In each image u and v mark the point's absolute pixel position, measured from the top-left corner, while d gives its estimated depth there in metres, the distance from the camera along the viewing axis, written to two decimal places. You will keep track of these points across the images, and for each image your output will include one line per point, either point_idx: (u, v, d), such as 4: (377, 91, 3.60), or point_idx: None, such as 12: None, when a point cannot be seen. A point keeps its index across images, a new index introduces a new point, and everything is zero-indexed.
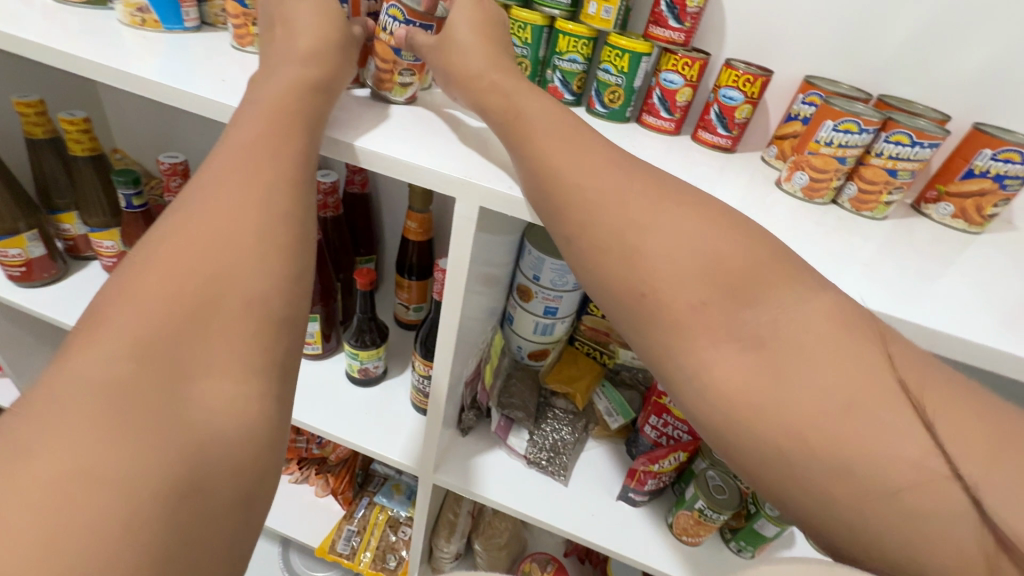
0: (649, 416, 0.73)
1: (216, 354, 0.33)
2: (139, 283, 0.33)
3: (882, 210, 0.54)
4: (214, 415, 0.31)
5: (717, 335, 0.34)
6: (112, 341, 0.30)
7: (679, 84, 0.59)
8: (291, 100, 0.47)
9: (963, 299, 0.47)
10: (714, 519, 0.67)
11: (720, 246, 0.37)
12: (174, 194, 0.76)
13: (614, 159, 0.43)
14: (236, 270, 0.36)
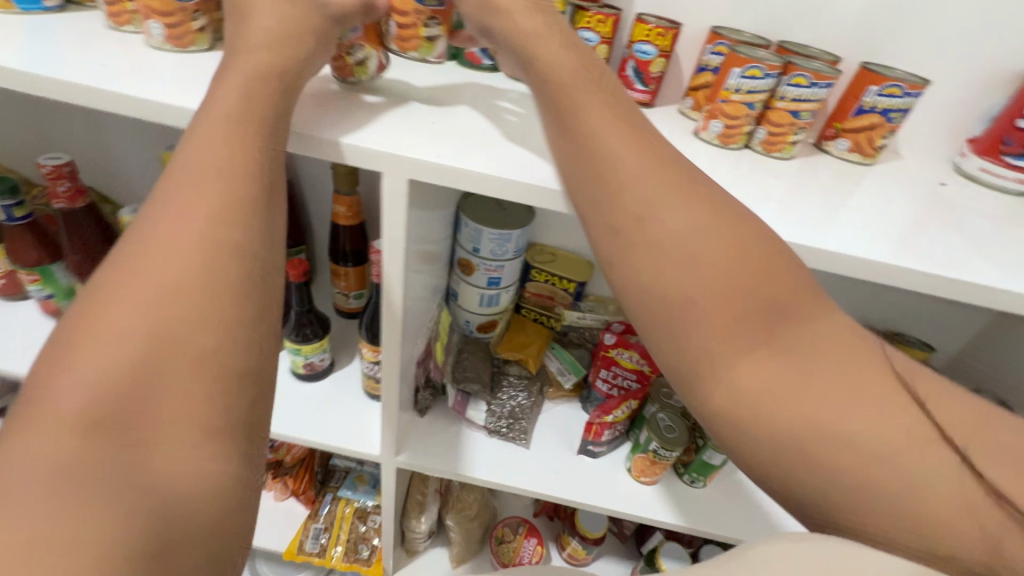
0: (599, 370, 0.76)
1: (170, 404, 0.31)
2: (85, 332, 0.32)
3: (789, 149, 0.58)
4: (170, 478, 0.30)
5: (729, 312, 0.38)
6: (51, 410, 0.29)
7: (595, 42, 0.59)
8: (239, 79, 0.42)
9: (864, 225, 0.52)
10: (667, 457, 0.70)
11: (693, 214, 0.40)
12: (62, 200, 0.68)
13: (611, 124, 0.44)
14: (190, 305, 0.33)
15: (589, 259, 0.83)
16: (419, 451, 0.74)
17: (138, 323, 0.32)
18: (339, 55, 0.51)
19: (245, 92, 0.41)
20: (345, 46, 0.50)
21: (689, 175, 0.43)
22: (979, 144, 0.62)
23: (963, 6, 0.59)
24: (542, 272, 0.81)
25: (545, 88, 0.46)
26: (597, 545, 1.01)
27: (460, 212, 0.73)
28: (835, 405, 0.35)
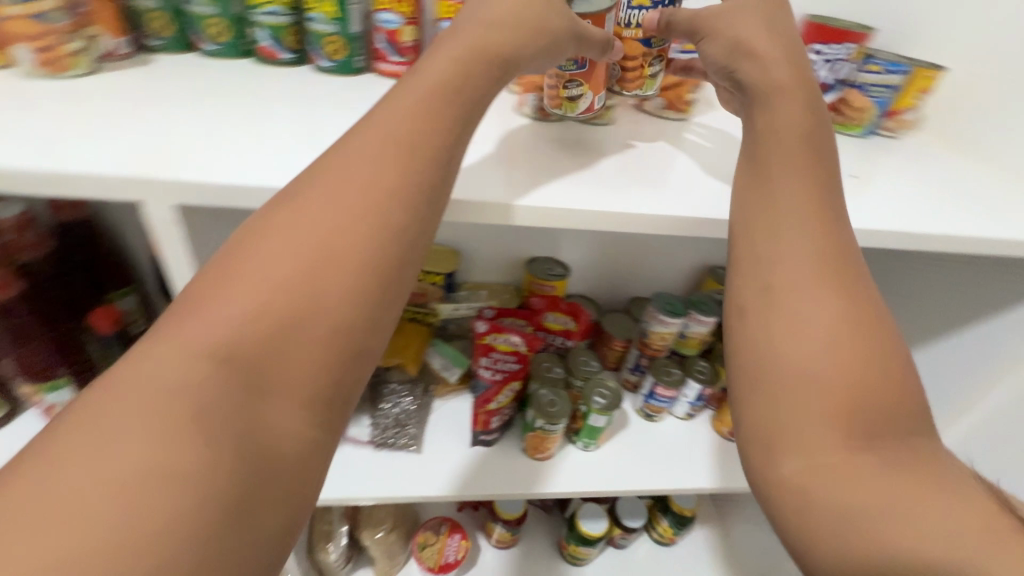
0: (479, 358, 0.74)
1: (295, 366, 0.35)
2: (231, 279, 0.35)
3: (610, 113, 0.61)
4: (279, 427, 0.34)
5: (848, 337, 0.41)
6: (199, 333, 0.33)
7: (397, 24, 0.56)
8: (383, 130, 0.41)
9: (667, 183, 0.55)
10: (554, 430, 0.71)
11: (834, 274, 0.44)
12: None
13: (794, 166, 0.49)
14: (326, 300, 0.36)
15: (454, 248, 0.81)
16: (476, 481, 0.72)
17: (267, 283, 0.35)
18: (555, 91, 0.57)
19: (416, 123, 0.42)
20: (563, 81, 0.56)
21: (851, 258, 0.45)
22: None
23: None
24: None
25: (752, 119, 0.52)
26: (519, 524, 1.03)
27: None
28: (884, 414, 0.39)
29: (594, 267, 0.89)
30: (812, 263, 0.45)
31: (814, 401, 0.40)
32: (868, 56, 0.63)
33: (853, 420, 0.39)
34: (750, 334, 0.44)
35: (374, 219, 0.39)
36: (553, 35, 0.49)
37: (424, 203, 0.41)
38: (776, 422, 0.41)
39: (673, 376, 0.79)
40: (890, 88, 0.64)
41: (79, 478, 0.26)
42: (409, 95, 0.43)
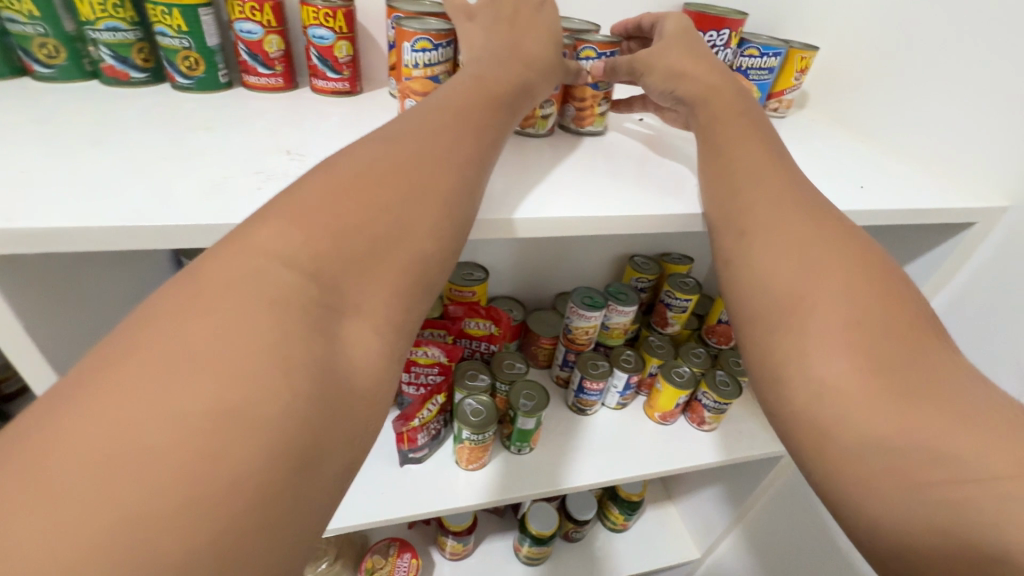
0: (399, 374, 0.71)
1: (375, 287, 0.31)
2: (302, 192, 0.32)
3: (543, 124, 0.58)
4: (357, 355, 0.29)
5: (829, 263, 0.39)
6: (276, 240, 0.29)
7: (259, 34, 0.52)
8: (404, 116, 0.40)
9: (564, 174, 0.53)
10: (483, 439, 0.70)
11: (800, 216, 0.43)
12: None
13: (743, 131, 0.50)
14: (389, 227, 0.33)
15: None
16: (410, 501, 0.69)
17: (297, 215, 0.30)
18: (528, 111, 0.58)
19: (423, 111, 0.41)
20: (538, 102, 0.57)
21: (821, 204, 0.44)
22: None
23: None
24: None
25: (693, 98, 0.53)
26: (471, 534, 1.01)
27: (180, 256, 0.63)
28: (888, 333, 0.35)
29: (514, 268, 0.88)
30: (783, 203, 0.44)
31: (814, 316, 0.37)
32: (743, 41, 0.65)
33: (853, 339, 0.35)
34: (741, 273, 0.43)
35: (414, 173, 0.35)
36: (545, 68, 0.50)
37: (472, 165, 0.39)
38: (782, 346, 0.38)
39: (600, 368, 0.79)
40: (769, 71, 0.66)
41: (144, 391, 0.22)
42: (442, 96, 0.43)
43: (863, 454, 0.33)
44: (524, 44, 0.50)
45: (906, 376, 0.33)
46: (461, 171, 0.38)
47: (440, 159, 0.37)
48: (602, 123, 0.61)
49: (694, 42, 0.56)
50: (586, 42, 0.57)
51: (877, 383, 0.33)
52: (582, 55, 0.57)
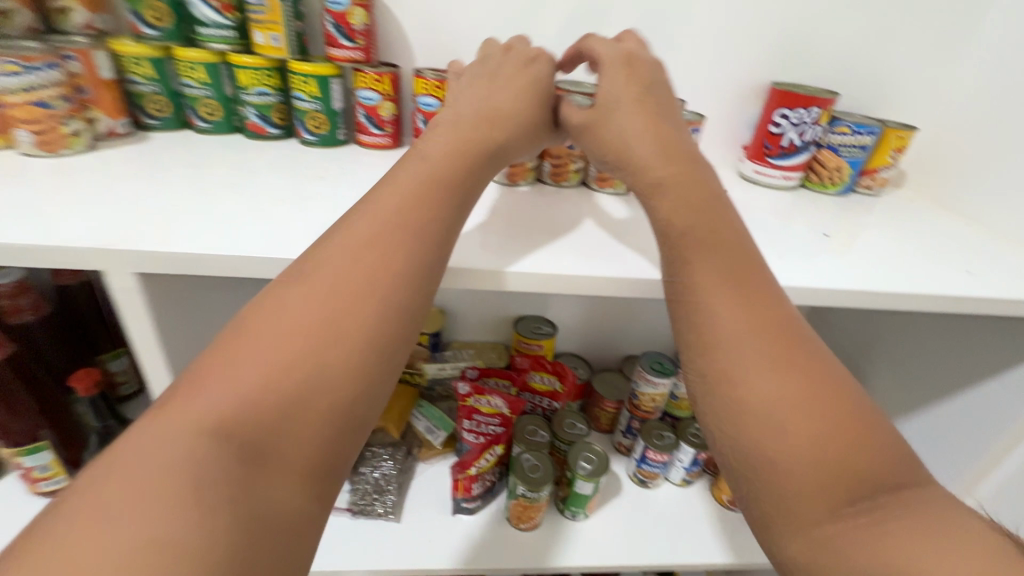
0: (461, 421, 0.72)
1: (301, 434, 0.32)
2: (234, 347, 0.33)
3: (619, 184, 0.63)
4: (274, 500, 0.29)
5: (802, 413, 0.35)
6: (184, 417, 0.29)
7: (377, 100, 0.59)
8: (409, 182, 0.43)
9: (643, 239, 0.54)
10: (538, 497, 0.68)
11: (766, 348, 0.38)
12: None
13: (703, 222, 0.44)
14: (331, 354, 0.34)
15: (441, 307, 0.83)
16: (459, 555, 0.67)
17: (225, 370, 0.31)
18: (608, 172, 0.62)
19: (381, 221, 0.40)
20: None
21: (790, 324, 0.39)
22: (750, 150, 0.68)
23: (713, 27, 0.64)
24: None
25: (633, 175, 0.47)
26: None
27: None
28: (875, 490, 0.33)
29: (580, 327, 0.88)
30: (751, 327, 0.38)
31: (787, 480, 0.34)
32: (835, 119, 0.64)
33: (837, 497, 0.33)
34: (724, 419, 0.37)
35: (357, 277, 0.36)
36: (520, 128, 0.51)
37: (398, 288, 0.37)
38: (775, 503, 0.35)
39: (666, 440, 0.75)
40: (863, 148, 0.65)
41: (63, 556, 0.23)
42: (411, 172, 0.44)
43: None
44: (498, 102, 0.50)
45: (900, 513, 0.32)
46: (387, 283, 0.37)
47: (353, 286, 0.36)
48: None
49: (640, 111, 0.48)
50: None
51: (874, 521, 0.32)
52: None
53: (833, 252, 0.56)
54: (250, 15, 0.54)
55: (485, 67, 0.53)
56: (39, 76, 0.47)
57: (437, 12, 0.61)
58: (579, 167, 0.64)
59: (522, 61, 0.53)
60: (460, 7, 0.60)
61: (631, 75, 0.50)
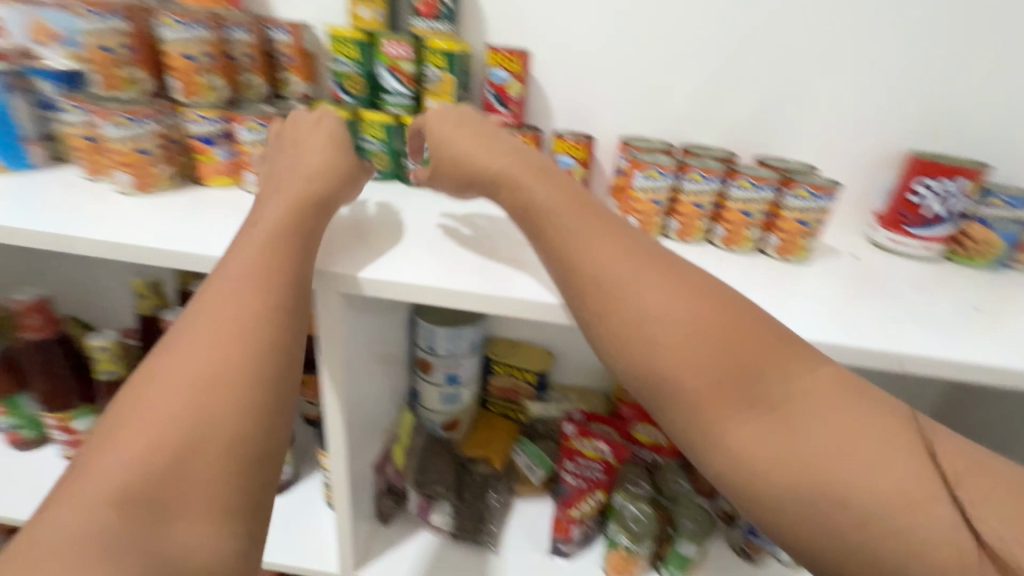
0: (563, 462, 0.74)
1: (190, 487, 0.37)
2: (127, 419, 0.38)
3: (747, 245, 0.60)
4: (185, 541, 0.36)
5: (687, 335, 0.40)
6: (84, 506, 0.34)
7: None
8: (284, 205, 0.49)
9: (773, 298, 0.54)
10: (639, 552, 0.68)
11: (648, 280, 0.43)
12: (35, 331, 0.70)
13: (553, 199, 0.48)
14: (212, 410, 0.39)
15: (549, 350, 0.85)
16: None
17: (121, 438, 0.37)
18: (738, 233, 0.59)
19: (253, 270, 0.45)
20: (747, 225, 0.58)
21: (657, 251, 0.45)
22: (883, 219, 0.66)
23: (848, 97, 0.65)
24: (502, 365, 0.83)
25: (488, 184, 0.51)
26: None
27: (414, 315, 0.76)
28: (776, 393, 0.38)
29: None
30: (626, 262, 0.44)
31: (690, 398, 0.39)
32: (986, 191, 0.62)
33: (734, 401, 0.39)
34: (618, 344, 0.42)
35: (230, 311, 0.42)
36: (341, 177, 0.53)
37: (273, 308, 0.44)
38: (694, 430, 0.40)
39: None
40: (1017, 222, 0.62)
41: None
42: (275, 205, 0.49)
43: (783, 511, 0.36)
44: (307, 162, 0.52)
45: (789, 417, 0.37)
46: (247, 320, 0.42)
47: (243, 299, 0.43)
48: (805, 257, 0.60)
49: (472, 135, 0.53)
50: (801, 182, 0.56)
51: (765, 430, 0.37)
52: (794, 194, 0.57)
53: (984, 330, 0.53)
54: (427, 86, 0.64)
55: (303, 121, 0.56)
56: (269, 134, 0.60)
57: (580, 82, 0.68)
58: (706, 227, 0.60)
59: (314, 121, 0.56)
60: (601, 79, 0.67)
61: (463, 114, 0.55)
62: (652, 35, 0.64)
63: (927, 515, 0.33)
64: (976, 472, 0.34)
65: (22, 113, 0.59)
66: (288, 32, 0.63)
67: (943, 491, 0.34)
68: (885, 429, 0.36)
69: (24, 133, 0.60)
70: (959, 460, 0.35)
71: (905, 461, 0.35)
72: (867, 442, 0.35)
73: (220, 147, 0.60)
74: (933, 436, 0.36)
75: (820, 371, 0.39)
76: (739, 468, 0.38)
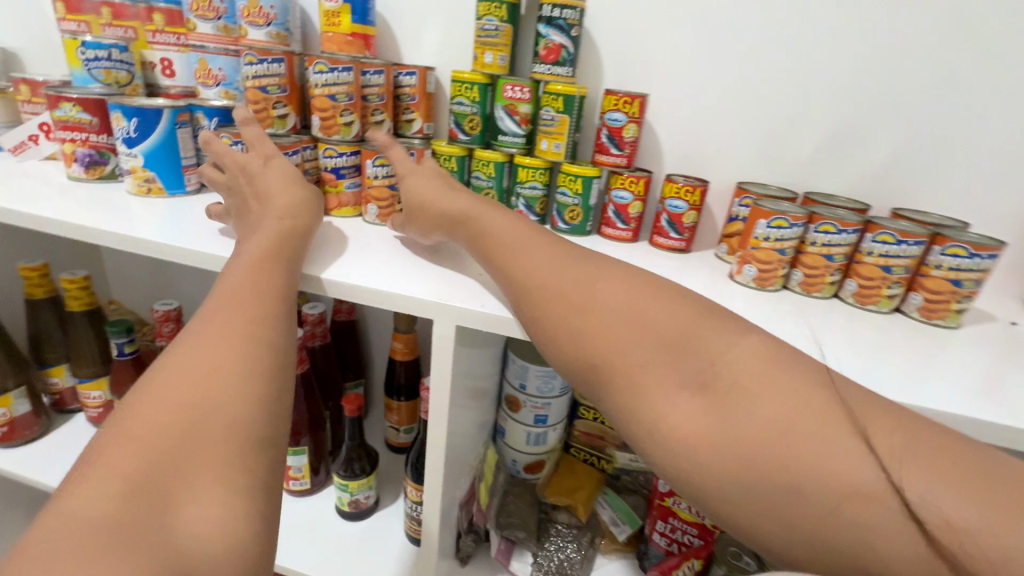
0: (655, 522, 0.71)
1: (201, 470, 0.34)
2: (132, 414, 0.36)
3: (886, 303, 0.55)
4: (198, 531, 0.32)
5: (628, 337, 0.40)
6: (89, 496, 0.31)
7: (629, 199, 0.66)
8: (271, 232, 0.52)
9: (919, 366, 0.49)
10: None
11: (607, 286, 0.44)
12: (164, 339, 0.77)
13: (510, 223, 0.53)
14: (217, 393, 0.38)
15: None
16: None
17: (131, 427, 0.35)
18: (874, 289, 0.55)
19: (258, 268, 0.48)
20: (886, 281, 0.54)
21: (586, 260, 0.47)
22: None
23: (1004, 147, 0.59)
24: (590, 410, 0.80)
25: (453, 218, 0.56)
26: None
27: (507, 350, 0.76)
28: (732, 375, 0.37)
29: None
30: (559, 275, 0.46)
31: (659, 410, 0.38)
32: None
33: (688, 383, 0.38)
34: (566, 342, 0.43)
35: (248, 301, 0.45)
36: (305, 207, 0.57)
37: (272, 312, 0.45)
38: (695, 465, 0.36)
39: None
40: None
41: None
42: (264, 229, 0.52)
43: (743, 511, 0.34)
44: (276, 198, 0.56)
45: (727, 403, 0.36)
46: (255, 312, 0.44)
47: (252, 289, 0.46)
48: (958, 320, 0.54)
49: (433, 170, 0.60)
50: (956, 240, 0.51)
51: (711, 423, 0.36)
52: (948, 252, 0.52)
53: None
54: (542, 127, 0.66)
55: (265, 157, 0.60)
56: (393, 169, 0.64)
57: (695, 126, 0.67)
58: (836, 280, 0.57)
59: (270, 158, 0.60)
60: (717, 124, 0.66)
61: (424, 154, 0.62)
62: (780, 77, 0.62)
63: (871, 502, 0.30)
64: (911, 442, 0.32)
65: (186, 144, 0.67)
66: (416, 75, 0.67)
67: (877, 469, 0.31)
68: (816, 406, 0.34)
69: (185, 162, 0.67)
70: (892, 434, 0.32)
71: (843, 442, 0.32)
72: (804, 424, 0.33)
73: (349, 180, 0.65)
74: (864, 409, 0.34)
75: (747, 343, 0.38)
76: (714, 485, 0.35)
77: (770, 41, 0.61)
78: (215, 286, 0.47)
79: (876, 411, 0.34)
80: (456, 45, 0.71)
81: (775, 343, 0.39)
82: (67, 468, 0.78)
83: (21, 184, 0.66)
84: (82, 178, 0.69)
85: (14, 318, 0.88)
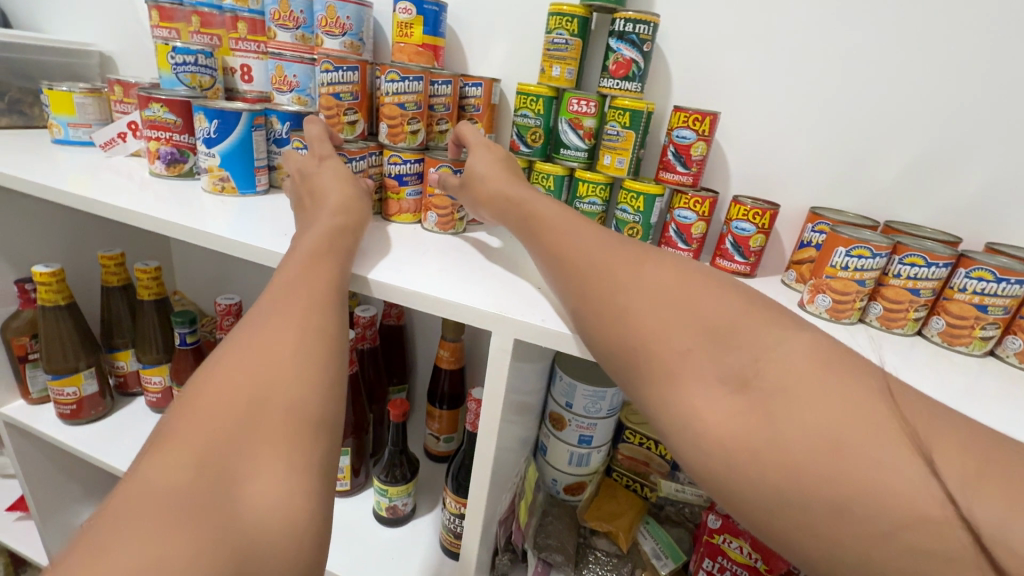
0: (702, 560, 0.67)
1: (262, 446, 0.35)
2: (200, 393, 0.36)
3: (980, 344, 0.51)
4: (258, 511, 0.32)
5: (675, 328, 0.38)
6: (161, 472, 0.32)
7: (692, 220, 0.63)
8: (324, 227, 0.53)
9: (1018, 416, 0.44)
10: None
11: (660, 274, 0.41)
12: (224, 331, 0.80)
13: (559, 212, 0.51)
14: (275, 375, 0.38)
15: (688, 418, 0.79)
16: None
17: (202, 403, 0.36)
18: (968, 328, 0.51)
19: (315, 260, 0.49)
20: (981, 322, 0.50)
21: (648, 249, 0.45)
22: None
23: None
24: (635, 434, 0.77)
25: (508, 211, 0.55)
26: None
27: (554, 366, 0.75)
28: (777, 374, 0.34)
29: None
30: (610, 260, 0.44)
31: (704, 420, 0.35)
32: None
33: (732, 381, 0.35)
34: (605, 341, 0.41)
35: (303, 291, 0.45)
36: (357, 203, 0.58)
37: (330, 302, 0.46)
38: (758, 495, 0.32)
39: None
40: None
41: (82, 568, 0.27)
42: (318, 224, 0.53)
43: (799, 537, 0.31)
44: (330, 195, 0.57)
45: (773, 413, 0.33)
46: (316, 302, 0.45)
47: (307, 278, 0.46)
48: None
49: (492, 165, 0.59)
50: None
51: (753, 432, 0.33)
52: None
53: None
54: (605, 142, 0.64)
55: (318, 157, 0.62)
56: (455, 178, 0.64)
57: (765, 144, 0.64)
58: (921, 317, 0.53)
59: (322, 158, 0.61)
60: (790, 143, 0.63)
61: (483, 145, 0.62)
62: (862, 94, 0.59)
63: (934, 544, 0.27)
64: (988, 468, 0.28)
65: (260, 146, 0.69)
66: (482, 86, 0.68)
67: (945, 502, 0.28)
68: (877, 425, 0.31)
69: (257, 163, 0.70)
70: (966, 460, 0.29)
71: (905, 463, 0.29)
72: (866, 448, 0.30)
73: (411, 187, 0.66)
74: (936, 426, 0.30)
75: (799, 342, 0.35)
76: (784, 524, 0.31)
77: (853, 59, 0.59)
78: (277, 273, 0.48)
79: (945, 433, 0.30)
80: (522, 56, 0.71)
81: (831, 350, 0.35)
82: (125, 450, 0.82)
83: (108, 178, 0.71)
84: (163, 174, 0.72)
85: (89, 302, 0.93)
